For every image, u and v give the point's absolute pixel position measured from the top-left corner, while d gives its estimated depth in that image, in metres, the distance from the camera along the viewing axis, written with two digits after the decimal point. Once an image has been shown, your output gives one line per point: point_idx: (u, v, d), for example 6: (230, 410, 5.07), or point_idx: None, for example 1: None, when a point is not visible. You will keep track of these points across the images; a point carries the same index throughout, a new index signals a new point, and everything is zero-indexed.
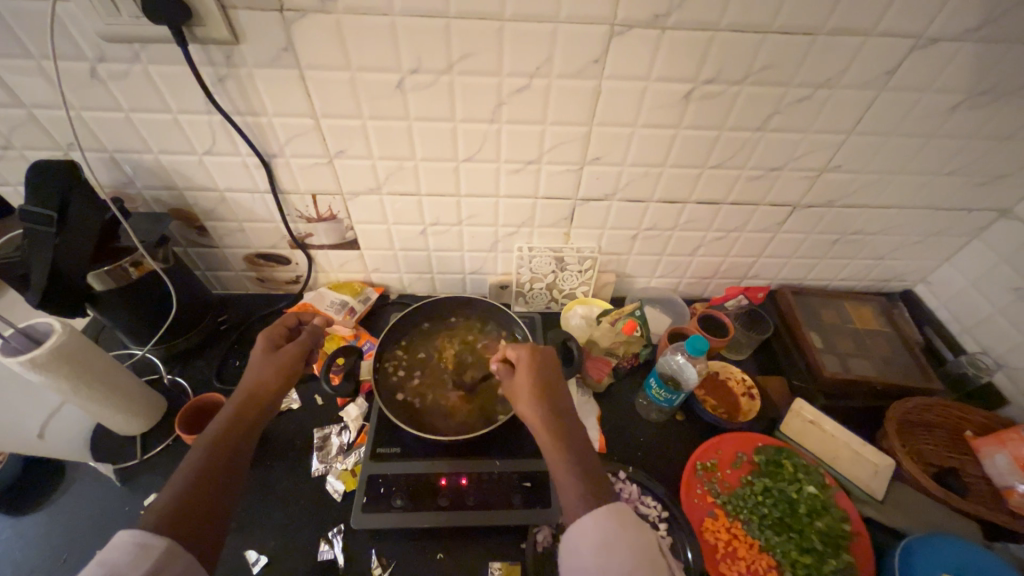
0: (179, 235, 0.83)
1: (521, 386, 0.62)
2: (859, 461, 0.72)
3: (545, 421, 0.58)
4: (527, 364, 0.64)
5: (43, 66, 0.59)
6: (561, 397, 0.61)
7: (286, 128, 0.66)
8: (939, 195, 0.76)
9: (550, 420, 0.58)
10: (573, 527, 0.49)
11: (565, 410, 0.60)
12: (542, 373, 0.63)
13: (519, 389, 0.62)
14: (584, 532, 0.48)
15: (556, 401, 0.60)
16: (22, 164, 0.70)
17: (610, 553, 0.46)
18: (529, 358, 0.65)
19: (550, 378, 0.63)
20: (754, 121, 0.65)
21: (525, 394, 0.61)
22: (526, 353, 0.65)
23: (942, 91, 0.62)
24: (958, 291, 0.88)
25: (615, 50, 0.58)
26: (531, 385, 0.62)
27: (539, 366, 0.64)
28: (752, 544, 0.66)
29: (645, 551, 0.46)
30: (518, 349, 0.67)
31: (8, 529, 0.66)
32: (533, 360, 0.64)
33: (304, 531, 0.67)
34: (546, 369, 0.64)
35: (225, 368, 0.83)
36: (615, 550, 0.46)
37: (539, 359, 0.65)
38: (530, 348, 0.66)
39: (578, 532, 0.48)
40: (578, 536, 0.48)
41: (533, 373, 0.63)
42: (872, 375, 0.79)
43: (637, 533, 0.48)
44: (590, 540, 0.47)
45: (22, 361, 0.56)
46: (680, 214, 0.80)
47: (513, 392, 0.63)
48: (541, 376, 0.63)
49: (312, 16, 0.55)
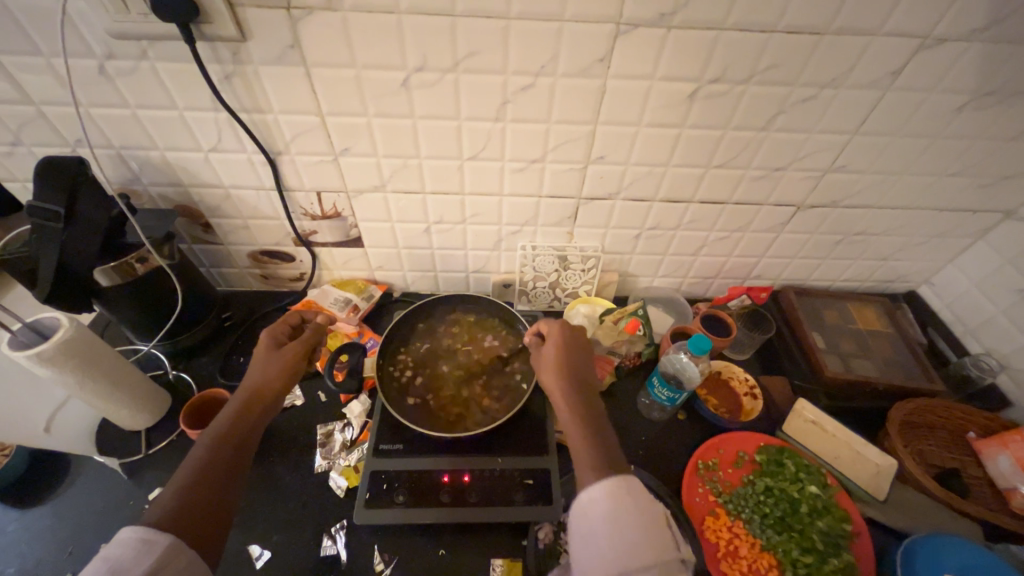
0: (183, 231, 0.83)
1: (548, 358, 0.65)
2: (860, 461, 0.72)
3: (567, 392, 0.61)
4: (557, 340, 0.67)
5: (52, 63, 0.59)
6: (584, 372, 0.64)
7: (291, 125, 0.66)
8: (943, 196, 0.76)
9: (573, 391, 0.61)
10: (584, 494, 0.51)
11: (587, 386, 0.63)
12: (569, 348, 0.66)
13: (545, 361, 0.65)
14: (594, 501, 0.49)
15: (579, 377, 0.63)
16: (30, 161, 0.71)
17: (619, 524, 0.47)
18: (559, 333, 0.68)
19: (577, 355, 0.66)
20: (759, 120, 0.65)
21: (551, 364, 0.64)
22: (557, 328, 0.68)
23: (947, 92, 0.62)
24: (961, 293, 0.88)
25: (619, 49, 0.58)
26: (559, 358, 0.65)
27: (568, 342, 0.67)
28: (753, 543, 0.67)
29: (654, 526, 0.47)
30: (549, 324, 0.70)
31: (13, 522, 0.66)
32: (563, 335, 0.67)
33: (307, 527, 0.68)
34: (574, 345, 0.67)
35: (229, 364, 0.83)
36: (624, 522, 0.47)
37: (569, 336, 0.68)
38: (560, 325, 0.69)
39: (588, 501, 0.50)
40: (588, 504, 0.49)
41: (561, 349, 0.66)
42: (875, 375, 0.79)
43: (645, 507, 0.48)
44: (599, 510, 0.48)
45: (30, 355, 0.57)
46: (684, 213, 0.80)
47: (540, 362, 0.66)
48: (569, 351, 0.66)
49: (319, 14, 0.55)
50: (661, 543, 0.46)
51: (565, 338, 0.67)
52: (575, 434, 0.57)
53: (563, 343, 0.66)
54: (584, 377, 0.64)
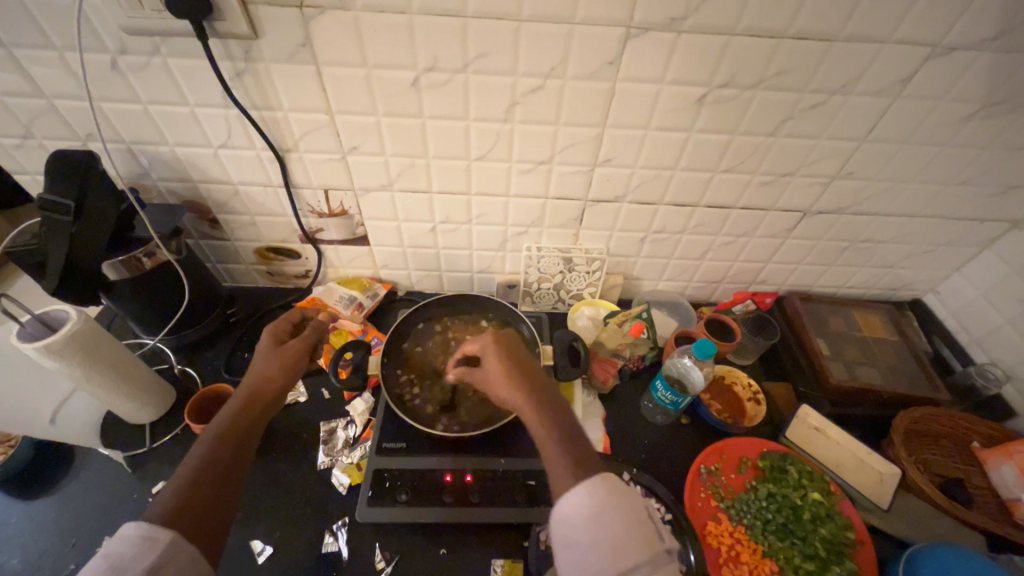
0: (192, 227, 0.84)
1: (490, 375, 0.62)
2: (863, 468, 0.72)
3: (522, 399, 0.58)
4: (494, 351, 0.64)
5: (65, 57, 0.60)
6: (533, 371, 0.62)
7: (300, 123, 0.67)
8: (950, 205, 0.75)
9: (525, 395, 0.58)
10: (562, 501, 0.48)
11: (541, 388, 0.60)
12: (508, 355, 0.63)
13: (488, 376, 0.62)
14: (574, 507, 0.47)
15: (532, 382, 0.60)
16: (41, 154, 0.71)
17: (603, 530, 0.45)
18: (491, 346, 0.64)
19: (520, 360, 0.63)
20: (767, 125, 0.65)
21: (495, 377, 0.61)
22: (487, 342, 0.64)
23: (958, 100, 0.62)
24: (967, 302, 0.88)
25: (629, 53, 0.58)
26: (502, 368, 0.61)
27: (502, 352, 0.64)
28: (755, 549, 0.66)
29: (637, 521, 0.45)
30: (479, 340, 0.67)
31: (18, 513, 0.67)
32: (496, 345, 0.64)
33: (309, 523, 0.68)
34: (510, 352, 0.64)
35: (233, 360, 0.84)
36: (607, 524, 0.45)
37: (501, 344, 0.65)
38: (491, 336, 0.66)
39: (569, 509, 0.47)
40: (568, 512, 0.47)
41: (501, 359, 0.63)
42: (879, 383, 0.79)
43: (627, 503, 0.46)
44: (581, 514, 0.46)
45: (38, 348, 0.57)
46: (690, 218, 0.80)
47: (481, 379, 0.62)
48: (507, 360, 0.62)
49: (331, 13, 0.55)
50: (646, 538, 0.44)
51: (499, 348, 0.64)
52: (543, 438, 0.54)
53: (498, 353, 0.63)
54: (533, 377, 0.61)
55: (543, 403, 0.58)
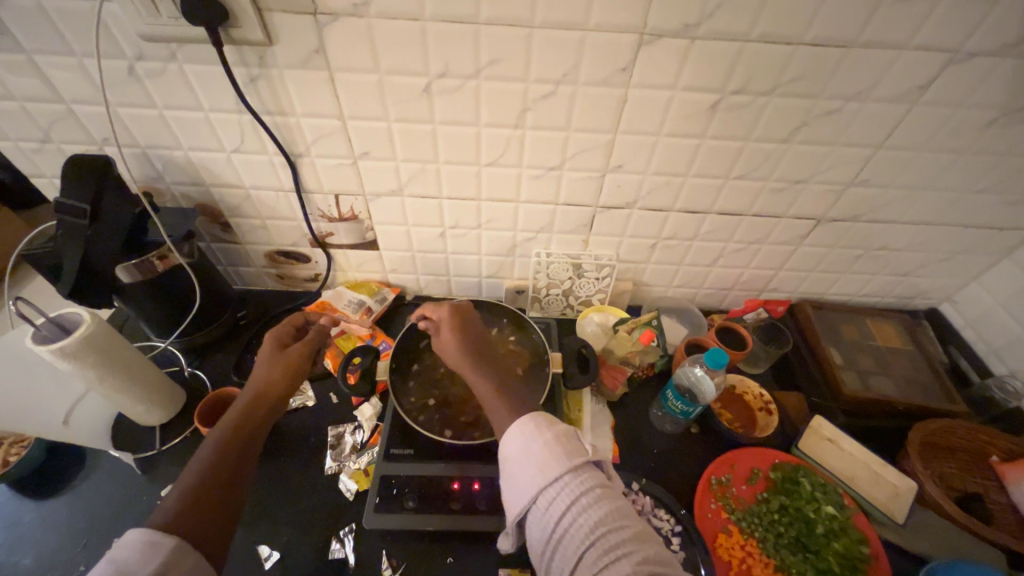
0: (204, 231, 0.85)
1: (444, 341, 0.65)
2: (879, 482, 0.71)
3: (472, 361, 0.62)
4: (450, 321, 0.67)
5: (84, 63, 0.61)
6: (485, 341, 0.66)
7: (312, 128, 0.67)
8: (968, 212, 0.74)
9: (473, 358, 0.62)
10: (501, 440, 0.53)
11: (490, 355, 0.64)
12: (461, 322, 0.67)
13: (441, 342, 0.66)
14: (508, 439, 0.52)
15: (483, 349, 0.64)
16: (57, 157, 0.72)
17: (530, 451, 0.49)
18: (449, 315, 0.68)
19: (474, 329, 0.67)
20: (780, 132, 0.65)
21: (447, 342, 0.65)
22: (446, 310, 0.68)
23: (976, 107, 0.61)
24: (985, 311, 0.86)
25: (642, 58, 0.58)
26: (456, 334, 0.65)
27: (458, 321, 0.67)
28: (767, 563, 0.65)
29: (561, 440, 0.50)
30: (437, 307, 0.70)
31: (30, 514, 0.67)
32: (451, 313, 0.68)
33: (316, 529, 0.68)
34: (466, 322, 0.68)
35: (242, 363, 0.84)
36: (534, 444, 0.50)
37: (458, 314, 0.68)
38: (447, 305, 0.70)
39: (505, 441, 0.52)
40: (504, 445, 0.52)
41: (456, 327, 0.66)
42: (896, 395, 0.77)
43: (552, 429, 0.51)
44: (512, 444, 0.51)
45: (53, 350, 0.58)
46: (701, 224, 0.79)
47: (437, 344, 0.66)
48: (462, 329, 0.66)
49: (344, 20, 0.56)
50: (570, 452, 0.49)
51: (454, 315, 0.68)
52: (486, 394, 0.58)
53: (452, 319, 0.67)
54: (484, 345, 0.65)
55: (492, 365, 0.62)
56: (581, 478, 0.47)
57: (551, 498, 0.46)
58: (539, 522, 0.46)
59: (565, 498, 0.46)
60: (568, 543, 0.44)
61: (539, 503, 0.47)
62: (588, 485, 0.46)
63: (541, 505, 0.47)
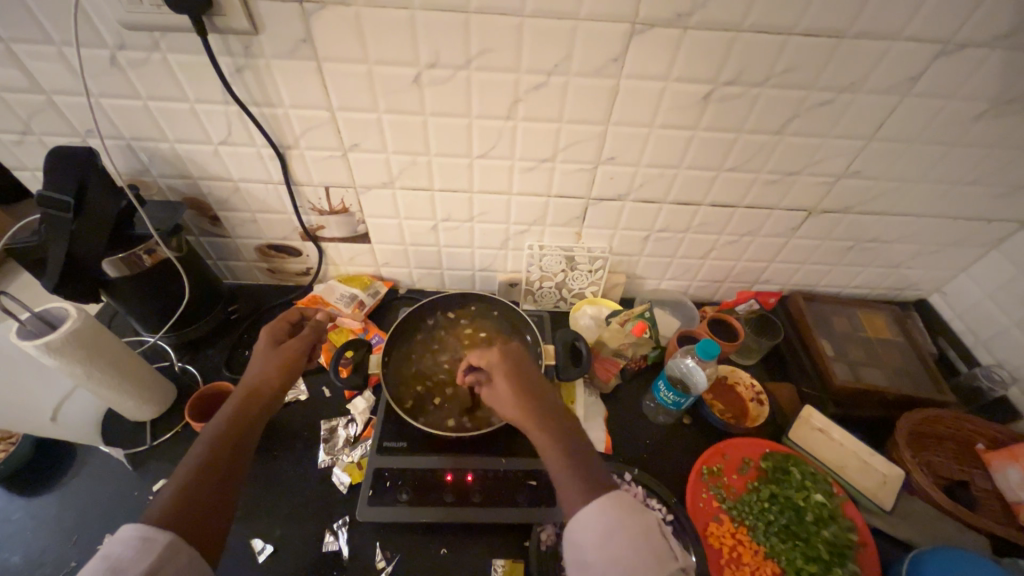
0: (193, 224, 0.84)
1: (499, 394, 0.61)
2: (867, 470, 0.72)
3: (531, 418, 0.57)
4: (502, 370, 0.62)
5: (64, 52, 0.59)
6: (539, 389, 0.61)
7: (301, 120, 0.66)
8: (958, 204, 0.75)
9: (531, 413, 0.58)
10: (574, 521, 0.48)
11: (549, 406, 0.59)
12: (513, 369, 0.63)
13: (496, 395, 0.62)
14: (585, 528, 0.47)
15: (539, 400, 0.59)
16: (41, 150, 0.71)
17: (615, 549, 0.45)
18: (500, 363, 0.63)
19: (527, 377, 0.62)
20: (773, 123, 0.65)
21: (503, 395, 0.60)
22: (496, 358, 0.63)
23: (967, 99, 0.61)
24: (973, 302, 0.87)
25: (634, 49, 0.57)
26: (511, 388, 0.60)
27: (510, 369, 0.62)
28: (757, 550, 0.66)
29: (648, 537, 0.45)
30: (486, 353, 0.66)
31: (20, 510, 0.67)
32: (503, 360, 0.63)
33: (309, 523, 0.68)
34: (518, 370, 0.63)
35: (234, 358, 0.83)
36: (620, 545, 0.45)
37: (509, 361, 0.64)
38: (497, 350, 0.65)
39: (579, 527, 0.48)
40: (579, 532, 0.47)
41: (509, 377, 0.61)
42: (884, 385, 0.78)
43: (637, 520, 0.46)
44: (592, 534, 0.46)
45: (39, 345, 0.57)
46: (693, 217, 0.79)
47: (492, 397, 0.62)
48: (516, 378, 0.61)
49: (331, 8, 0.55)
50: (658, 553, 0.44)
51: (505, 362, 0.63)
52: (551, 458, 0.54)
53: (504, 368, 0.62)
54: (540, 395, 0.60)
55: (551, 419, 0.57)
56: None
57: None
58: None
59: None
60: None
61: None
62: None
63: None
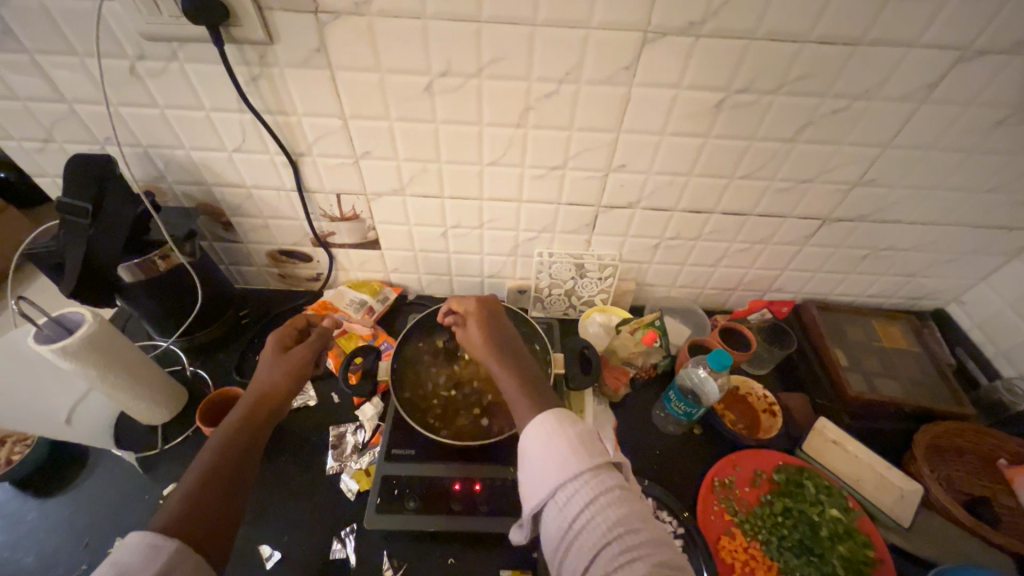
0: (206, 230, 0.85)
1: (469, 333, 0.66)
2: (885, 485, 0.70)
3: (496, 353, 0.62)
4: (476, 314, 0.68)
5: (86, 62, 0.61)
6: (508, 333, 0.66)
7: (314, 127, 0.67)
8: (976, 213, 0.73)
9: (498, 350, 0.63)
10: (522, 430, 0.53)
11: (513, 346, 0.64)
12: (487, 315, 0.68)
13: (467, 333, 0.66)
14: (529, 432, 0.51)
15: (506, 342, 0.64)
16: (61, 157, 0.72)
17: (552, 447, 0.48)
18: (475, 308, 0.69)
19: (497, 323, 0.67)
20: (787, 131, 0.64)
21: (473, 335, 0.65)
22: (472, 303, 0.69)
23: (986, 106, 0.60)
24: (994, 312, 0.85)
25: (645, 57, 0.57)
26: (481, 328, 0.65)
27: (483, 315, 0.68)
28: (770, 565, 0.65)
29: (581, 437, 0.49)
30: (464, 300, 0.71)
31: (33, 511, 0.67)
32: (478, 306, 0.69)
33: (316, 529, 0.68)
34: (491, 316, 0.68)
35: (244, 362, 0.84)
36: (555, 442, 0.49)
37: (483, 308, 0.69)
38: (473, 299, 0.70)
39: (525, 435, 0.52)
40: (523, 438, 0.51)
41: (481, 320, 0.67)
42: (901, 396, 0.77)
43: (574, 427, 0.50)
44: (533, 437, 0.50)
45: (55, 350, 0.58)
46: (705, 224, 0.78)
47: (461, 336, 0.67)
48: (487, 322, 0.67)
49: (346, 18, 0.55)
50: (589, 450, 0.48)
51: (480, 309, 0.68)
52: (509, 386, 0.58)
53: (479, 312, 0.68)
54: (507, 337, 0.65)
55: (514, 357, 0.62)
56: (600, 477, 0.46)
57: (570, 495, 0.45)
58: (555, 516, 0.46)
59: (583, 494, 0.45)
60: (583, 540, 0.43)
61: (558, 497, 0.46)
62: (608, 485, 0.45)
63: (559, 500, 0.46)
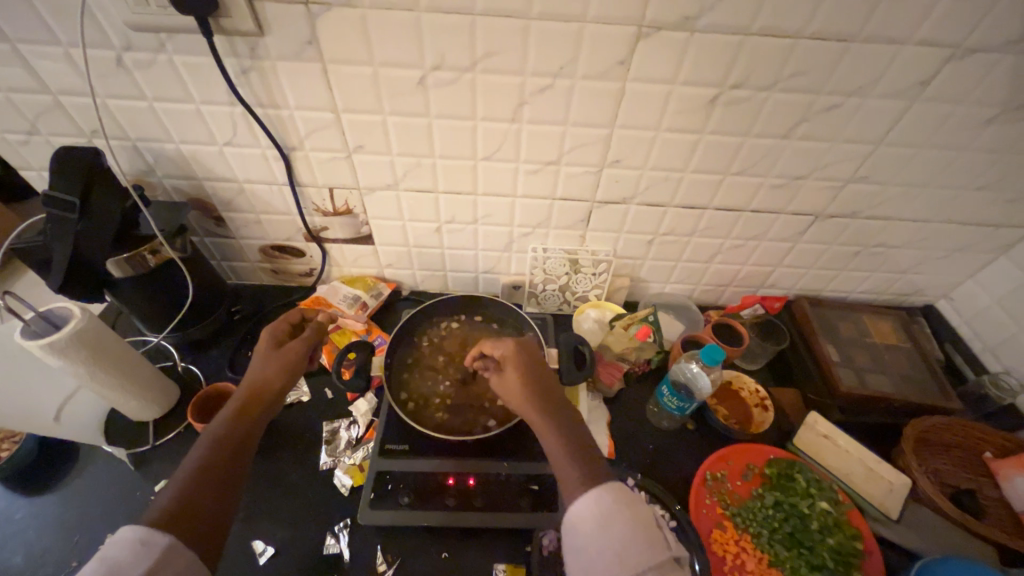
0: (196, 225, 0.84)
1: (507, 382, 0.61)
2: (873, 478, 0.71)
3: (537, 408, 0.57)
4: (513, 360, 0.62)
5: (71, 53, 0.59)
6: (548, 381, 0.61)
7: (306, 121, 0.66)
8: (965, 211, 0.74)
9: (538, 403, 0.58)
10: (572, 508, 0.48)
11: (554, 397, 0.59)
12: (524, 360, 0.62)
13: (504, 382, 0.61)
14: (583, 514, 0.47)
15: (547, 393, 0.59)
16: (46, 150, 0.71)
17: (611, 535, 0.45)
18: (512, 352, 0.63)
19: (536, 368, 0.62)
20: (780, 128, 0.64)
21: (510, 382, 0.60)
22: (509, 346, 0.63)
23: (977, 104, 0.60)
24: (982, 308, 0.86)
25: (640, 51, 0.57)
26: (519, 377, 0.60)
27: (521, 360, 0.62)
28: (760, 558, 0.66)
29: (642, 524, 0.45)
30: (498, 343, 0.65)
31: (22, 510, 0.67)
32: (514, 349, 0.63)
33: (310, 525, 0.68)
34: (529, 362, 0.62)
35: (236, 358, 0.83)
36: (615, 531, 0.45)
37: (521, 352, 0.63)
38: (509, 341, 0.64)
39: (576, 513, 0.47)
40: (574, 517, 0.47)
41: (519, 367, 0.61)
42: (890, 391, 0.78)
43: (633, 509, 0.46)
44: (588, 519, 0.46)
45: (41, 345, 0.57)
46: (699, 220, 0.78)
47: (499, 385, 0.61)
48: (525, 369, 0.61)
49: (338, 10, 0.54)
50: (651, 541, 0.44)
51: (517, 352, 0.63)
52: (553, 449, 0.54)
53: (516, 358, 0.62)
54: (549, 388, 0.60)
55: (557, 412, 0.57)
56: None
57: None
58: None
59: None
60: None
61: None
62: None
63: None
